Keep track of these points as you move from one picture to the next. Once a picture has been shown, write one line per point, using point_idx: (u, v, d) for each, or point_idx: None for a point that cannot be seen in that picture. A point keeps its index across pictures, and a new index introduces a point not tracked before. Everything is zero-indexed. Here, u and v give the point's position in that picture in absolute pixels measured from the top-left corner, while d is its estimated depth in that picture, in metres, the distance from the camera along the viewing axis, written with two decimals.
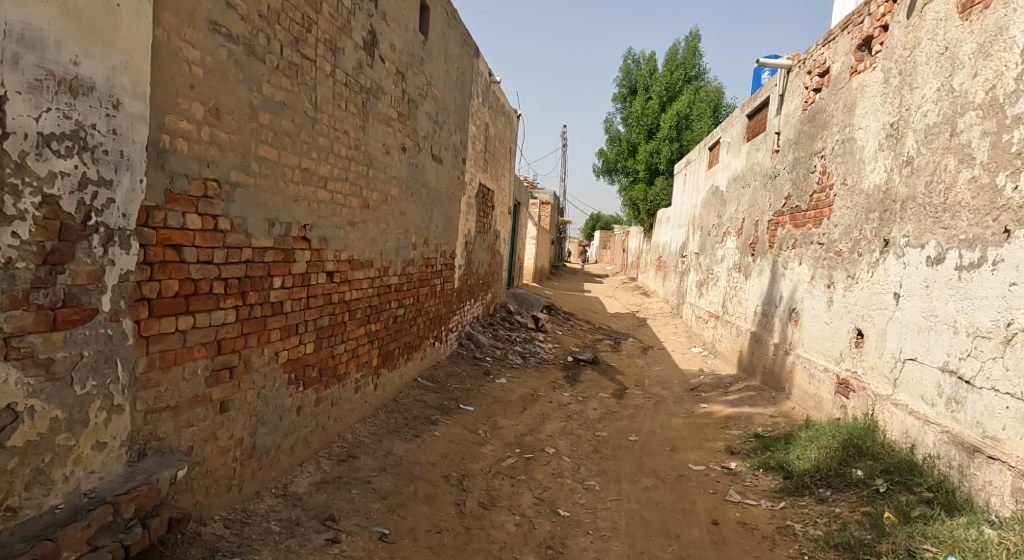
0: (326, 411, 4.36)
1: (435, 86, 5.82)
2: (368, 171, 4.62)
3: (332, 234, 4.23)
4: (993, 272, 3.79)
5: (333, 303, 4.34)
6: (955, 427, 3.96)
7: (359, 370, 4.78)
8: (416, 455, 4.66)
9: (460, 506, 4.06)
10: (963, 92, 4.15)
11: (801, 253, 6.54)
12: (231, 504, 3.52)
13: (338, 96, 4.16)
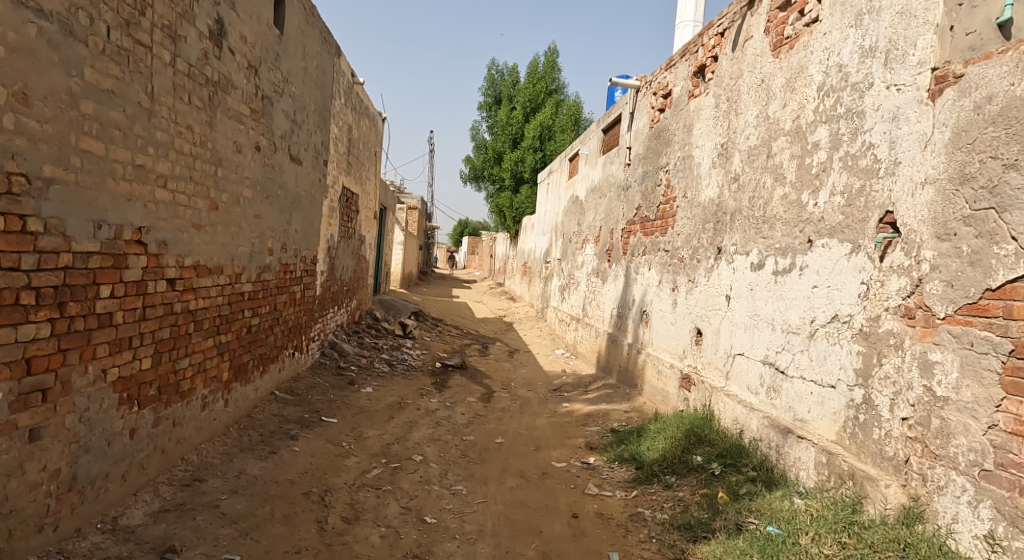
0: (167, 433, 4.11)
1: (292, 84, 5.68)
2: (216, 171, 4.42)
3: (174, 238, 4.01)
4: (801, 276, 4.30)
5: (175, 313, 4.11)
6: (774, 412, 4.51)
7: (206, 386, 4.55)
8: (273, 474, 4.52)
9: (321, 523, 4.00)
10: (776, 119, 4.75)
11: (650, 260, 7.10)
12: (43, 546, 3.23)
13: (179, 87, 3.96)
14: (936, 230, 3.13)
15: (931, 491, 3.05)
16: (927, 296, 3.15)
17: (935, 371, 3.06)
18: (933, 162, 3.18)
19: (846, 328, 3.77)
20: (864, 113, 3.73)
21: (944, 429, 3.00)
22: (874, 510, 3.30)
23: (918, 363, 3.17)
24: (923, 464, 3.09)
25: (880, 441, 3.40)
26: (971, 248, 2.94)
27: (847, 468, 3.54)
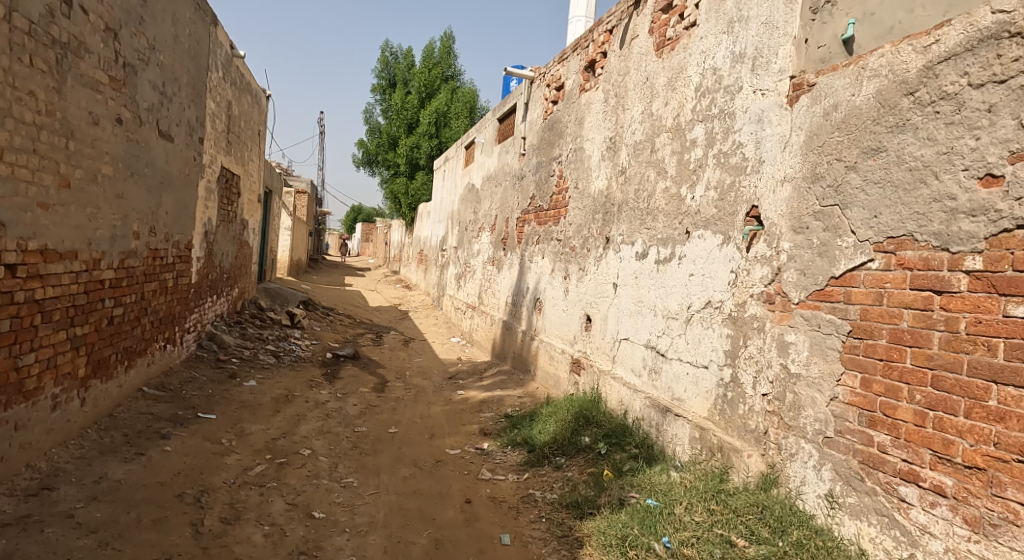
0: (7, 437, 3.76)
1: (160, 52, 5.30)
2: (67, 144, 4.08)
3: (12, 218, 3.67)
4: (679, 265, 4.58)
5: (17, 304, 3.77)
6: (655, 392, 4.80)
7: (57, 384, 4.20)
8: (140, 477, 4.24)
9: (197, 526, 3.82)
10: (659, 116, 5.02)
11: (543, 248, 7.29)
12: None
13: (17, 45, 3.61)
14: (793, 224, 3.44)
15: (784, 458, 3.37)
16: (784, 284, 3.47)
17: (790, 351, 3.37)
18: (791, 162, 3.50)
19: (718, 313, 4.08)
20: (734, 114, 4.03)
21: (795, 402, 3.31)
22: (738, 478, 3.62)
23: (776, 343, 3.49)
24: (779, 434, 3.41)
25: (744, 415, 3.71)
26: (820, 240, 3.25)
27: (717, 442, 3.85)
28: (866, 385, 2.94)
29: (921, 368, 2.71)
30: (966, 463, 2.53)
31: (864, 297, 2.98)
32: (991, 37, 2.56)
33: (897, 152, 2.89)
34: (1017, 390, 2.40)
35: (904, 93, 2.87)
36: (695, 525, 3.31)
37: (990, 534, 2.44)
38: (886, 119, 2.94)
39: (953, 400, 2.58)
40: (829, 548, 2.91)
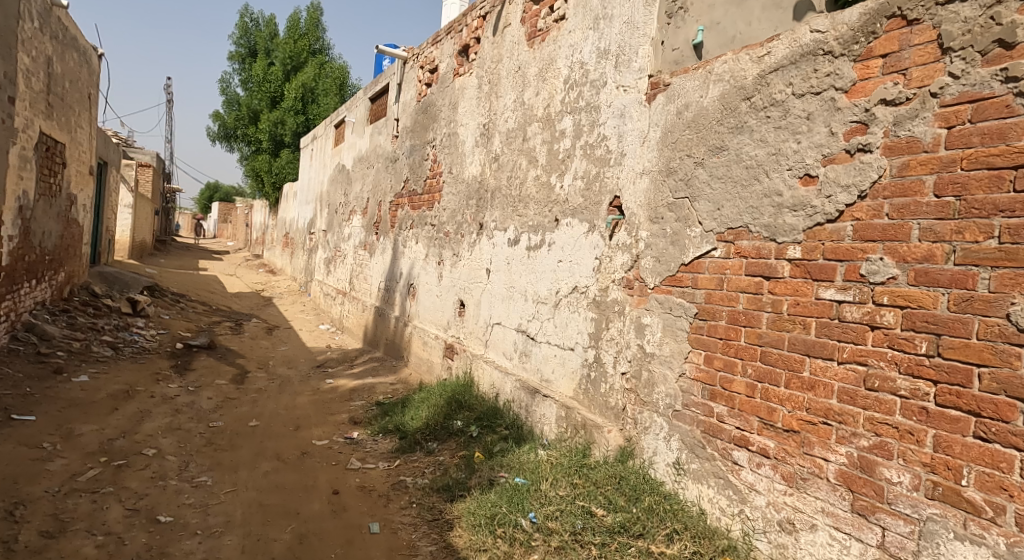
0: None
1: None
2: None
3: None
4: (549, 251, 4.74)
5: None
6: (525, 374, 4.95)
7: None
8: None
9: (10, 543, 3.44)
10: (530, 105, 5.15)
11: (417, 233, 7.23)
12: None
13: None
14: (650, 214, 3.69)
15: (639, 432, 3.63)
16: (642, 270, 3.71)
17: (646, 332, 3.62)
18: (649, 156, 3.73)
19: (583, 298, 4.28)
20: (599, 108, 4.22)
21: (650, 379, 3.57)
22: (598, 453, 3.85)
23: (634, 325, 3.74)
24: (635, 409, 3.67)
25: (605, 393, 3.95)
26: (672, 230, 3.51)
27: (580, 419, 4.07)
28: (708, 361, 3.23)
29: (752, 345, 3.01)
30: (785, 427, 2.83)
31: (709, 282, 3.26)
32: (810, 54, 2.84)
33: (736, 151, 3.17)
34: (824, 361, 2.70)
35: (742, 98, 3.15)
36: (559, 500, 3.48)
37: (802, 487, 2.74)
38: (728, 121, 3.22)
39: (776, 372, 2.89)
40: (675, 511, 3.19)
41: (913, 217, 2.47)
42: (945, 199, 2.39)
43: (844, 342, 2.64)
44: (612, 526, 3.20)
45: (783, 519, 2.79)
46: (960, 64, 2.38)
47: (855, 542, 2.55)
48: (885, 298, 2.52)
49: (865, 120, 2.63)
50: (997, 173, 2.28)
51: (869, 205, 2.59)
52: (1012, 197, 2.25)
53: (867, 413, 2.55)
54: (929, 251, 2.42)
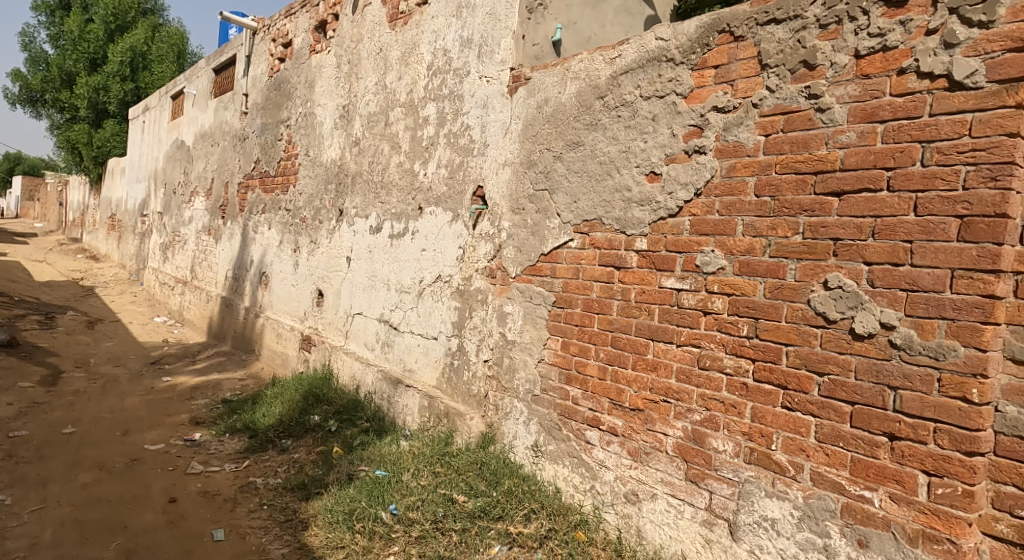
0: None
1: None
2: None
3: None
4: (412, 240, 4.68)
5: None
6: (387, 365, 4.86)
7: None
8: None
9: None
10: (393, 90, 5.03)
11: (270, 219, 6.80)
12: None
13: None
14: (512, 204, 3.78)
15: (501, 417, 3.73)
16: (504, 260, 3.79)
17: (507, 320, 3.72)
18: (510, 148, 3.82)
19: (446, 287, 4.28)
20: (463, 97, 4.23)
21: (511, 365, 3.68)
22: (460, 440, 3.89)
23: (496, 314, 3.81)
24: (496, 396, 3.76)
25: (468, 381, 4.01)
26: (533, 221, 3.63)
27: (443, 408, 4.08)
28: (565, 347, 3.39)
29: (604, 331, 3.19)
30: (631, 406, 3.04)
31: (566, 271, 3.41)
32: (654, 59, 3.04)
33: (591, 147, 3.34)
34: (665, 344, 2.93)
35: (597, 96, 3.32)
36: (419, 490, 3.47)
37: (645, 461, 2.96)
38: (583, 118, 3.38)
39: (624, 356, 3.09)
40: (533, 491, 3.32)
41: (738, 214, 2.72)
42: (763, 198, 2.64)
43: (682, 326, 2.87)
44: (472, 511, 3.25)
45: (629, 491, 3.00)
46: (775, 79, 2.63)
47: (687, 506, 2.79)
48: (715, 286, 2.77)
49: (700, 124, 2.86)
50: (802, 177, 2.53)
51: (703, 202, 2.83)
52: (813, 199, 2.49)
53: (699, 390, 2.79)
54: (750, 245, 2.67)
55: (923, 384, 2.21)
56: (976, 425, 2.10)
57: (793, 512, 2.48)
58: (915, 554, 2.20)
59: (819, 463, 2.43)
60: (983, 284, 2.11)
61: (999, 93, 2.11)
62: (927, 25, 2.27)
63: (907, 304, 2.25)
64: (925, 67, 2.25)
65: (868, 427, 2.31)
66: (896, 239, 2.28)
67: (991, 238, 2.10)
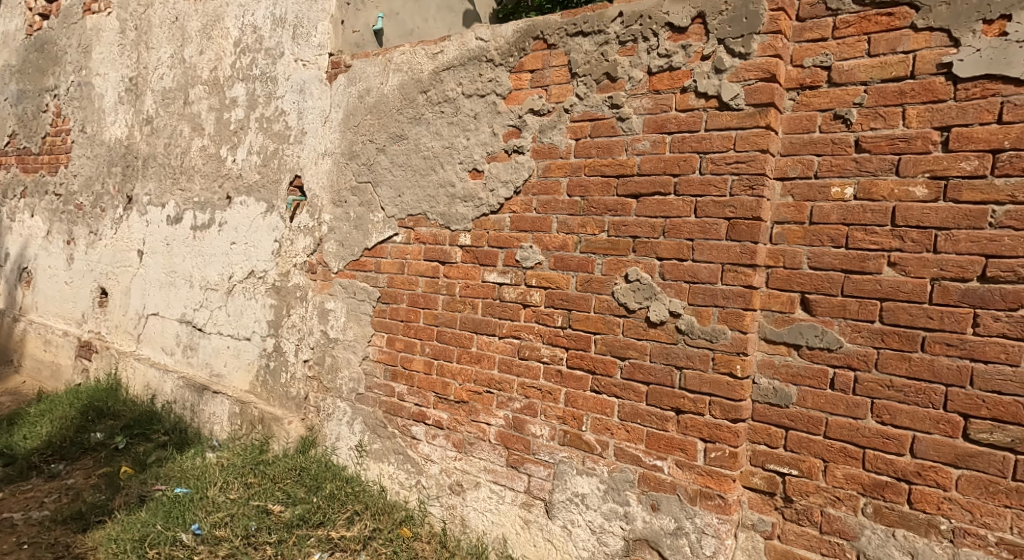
0: None
1: None
2: None
3: None
4: (219, 232, 4.26)
5: None
6: (189, 371, 4.38)
7: None
8: None
9: None
10: (192, 65, 4.51)
11: (32, 205, 5.74)
12: None
13: None
14: (333, 196, 3.62)
15: (322, 419, 3.58)
16: (325, 254, 3.62)
17: (329, 317, 3.57)
18: (330, 137, 3.65)
19: (261, 283, 3.96)
20: (276, 80, 3.94)
21: (333, 364, 3.54)
22: (277, 446, 3.66)
23: (317, 311, 3.63)
24: (317, 397, 3.60)
25: (285, 384, 3.77)
26: (356, 214, 3.51)
27: (257, 413, 3.80)
28: (391, 343, 3.33)
29: (431, 326, 3.20)
30: (457, 399, 3.08)
31: (391, 266, 3.36)
32: (476, 59, 3.10)
33: (414, 142, 3.31)
34: (489, 337, 3.00)
35: (420, 91, 3.30)
36: (228, 504, 3.20)
37: (469, 451, 3.02)
38: (406, 111, 3.34)
39: (450, 349, 3.12)
40: (356, 493, 3.24)
41: (553, 212, 2.83)
42: (574, 198, 2.77)
43: (504, 319, 2.96)
44: (289, 520, 3.07)
45: (453, 482, 3.05)
46: (583, 87, 2.77)
47: (508, 491, 2.88)
48: (534, 280, 2.87)
49: (518, 125, 2.96)
50: (607, 180, 2.68)
51: (523, 200, 2.93)
52: (616, 200, 2.65)
53: (519, 379, 2.89)
54: (563, 241, 2.79)
55: (700, 362, 2.42)
56: (739, 396, 2.33)
57: (600, 486, 2.62)
58: (693, 511, 2.40)
59: (621, 439, 2.59)
60: (744, 276, 2.33)
61: (754, 115, 2.34)
62: (702, 51, 2.48)
63: (689, 294, 2.45)
64: (701, 88, 2.46)
65: (659, 404, 2.50)
66: (681, 238, 2.47)
67: (749, 237, 2.32)
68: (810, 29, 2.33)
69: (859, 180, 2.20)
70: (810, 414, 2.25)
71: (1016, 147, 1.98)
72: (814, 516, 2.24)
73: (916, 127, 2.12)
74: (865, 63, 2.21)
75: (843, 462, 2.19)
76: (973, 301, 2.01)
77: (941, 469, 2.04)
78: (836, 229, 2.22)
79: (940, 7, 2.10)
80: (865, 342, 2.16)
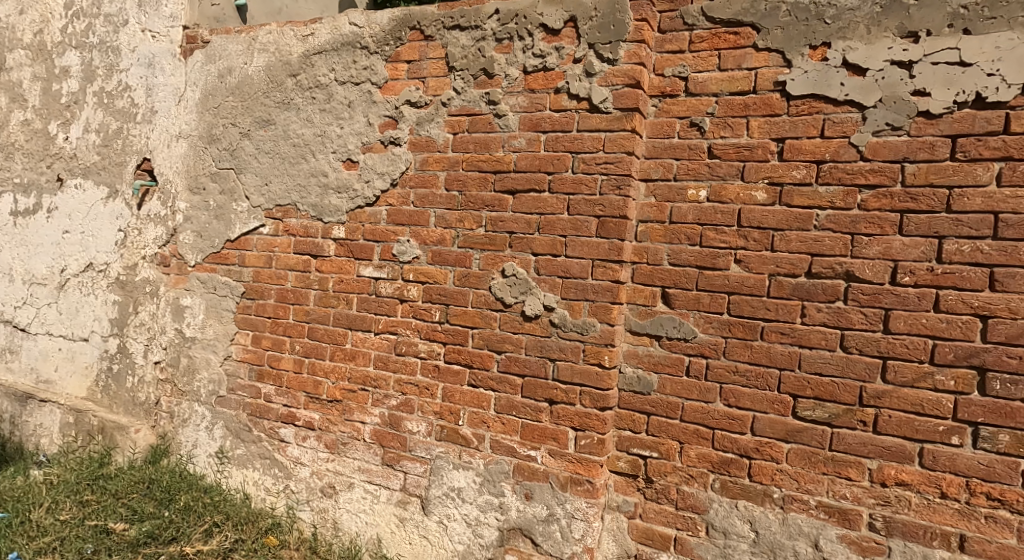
0: None
1: None
2: None
3: None
4: (48, 219, 3.74)
5: None
6: (9, 377, 3.83)
7: None
8: None
9: None
10: (10, 25, 3.91)
11: None
12: None
13: None
14: (189, 183, 3.32)
15: (177, 425, 3.29)
16: (180, 246, 3.33)
17: (185, 315, 3.29)
18: (186, 118, 3.35)
19: (101, 277, 3.54)
20: (119, 50, 3.53)
21: (189, 366, 3.26)
22: (122, 458, 3.31)
23: (170, 308, 3.33)
24: (171, 402, 3.31)
25: (132, 388, 3.42)
26: (216, 203, 3.25)
27: (97, 423, 3.40)
28: (256, 342, 3.14)
29: (300, 323, 3.05)
30: (329, 398, 2.96)
31: (256, 260, 3.15)
32: (350, 44, 2.98)
33: (283, 128, 3.13)
34: (364, 333, 2.92)
35: (288, 74, 3.11)
36: (57, 526, 2.83)
37: (342, 452, 2.92)
38: (274, 95, 3.14)
39: (322, 347, 2.99)
40: (216, 503, 3.01)
41: (431, 206, 2.80)
42: (451, 192, 2.76)
43: (380, 315, 2.89)
44: (135, 538, 2.78)
45: (325, 484, 2.94)
46: (460, 82, 2.76)
47: (383, 490, 2.82)
48: (411, 275, 2.83)
49: (394, 116, 2.89)
50: (484, 176, 2.70)
51: (400, 193, 2.87)
52: (493, 195, 2.68)
53: (396, 376, 2.84)
54: (441, 235, 2.77)
55: (572, 354, 2.51)
56: (607, 385, 2.45)
57: (476, 478, 2.64)
58: (564, 497, 2.49)
59: (497, 431, 2.63)
60: (612, 271, 2.45)
61: (620, 119, 2.46)
62: (574, 54, 2.56)
63: (562, 289, 2.53)
64: (573, 89, 2.54)
65: (534, 396, 2.57)
66: (554, 234, 2.55)
67: (616, 235, 2.45)
68: (670, 41, 2.49)
69: (712, 183, 2.39)
70: (669, 400, 2.43)
71: (835, 159, 2.23)
72: (671, 494, 2.41)
73: (758, 137, 2.34)
74: (716, 76, 2.41)
75: (696, 443, 2.38)
76: (801, 295, 2.25)
77: (775, 444, 2.28)
78: (692, 228, 2.41)
79: (777, 30, 2.32)
80: (715, 332, 2.36)
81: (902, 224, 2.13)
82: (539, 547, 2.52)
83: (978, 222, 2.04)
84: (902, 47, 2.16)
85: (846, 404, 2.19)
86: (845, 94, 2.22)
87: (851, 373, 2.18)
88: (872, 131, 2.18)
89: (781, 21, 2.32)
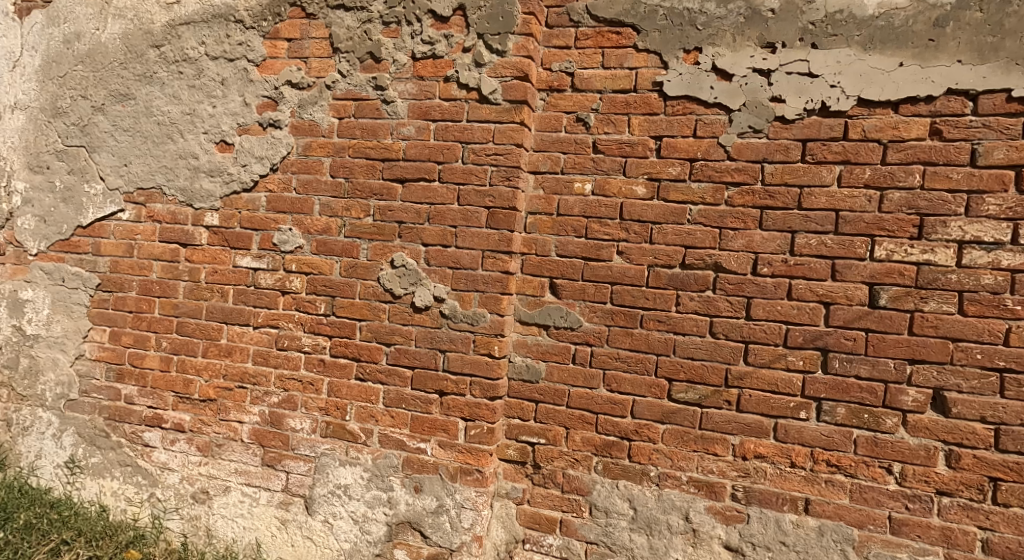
0: None
1: None
2: None
3: None
4: None
5: None
6: None
7: None
8: None
9: None
10: None
11: None
12: None
13: None
14: (28, 161, 2.94)
15: (16, 435, 2.92)
16: (18, 232, 2.94)
17: (25, 310, 2.92)
18: (24, 87, 2.95)
19: None
20: None
21: (32, 367, 2.91)
22: None
23: (7, 302, 2.94)
24: (7, 409, 2.93)
25: None
26: (63, 184, 2.90)
27: None
28: (114, 338, 2.86)
29: (167, 317, 2.81)
30: (202, 398, 2.76)
31: (114, 248, 2.86)
32: (222, 17, 2.76)
33: (144, 103, 2.84)
34: (240, 327, 2.74)
35: (150, 44, 2.83)
36: None
37: (216, 454, 2.74)
38: (133, 66, 2.85)
39: (193, 343, 2.78)
40: (65, 518, 2.70)
41: (315, 193, 2.67)
42: (337, 179, 2.65)
43: (259, 307, 2.73)
44: None
45: (197, 490, 2.74)
46: (346, 64, 2.65)
47: (262, 492, 2.68)
48: (293, 265, 2.69)
49: (273, 97, 2.72)
50: (372, 163, 2.62)
51: (280, 178, 2.71)
52: (381, 184, 2.61)
53: (277, 371, 2.70)
54: (326, 224, 2.66)
55: (462, 345, 2.51)
56: (496, 374, 2.48)
57: (363, 474, 2.58)
58: (454, 488, 2.49)
59: (386, 426, 2.57)
60: (502, 262, 2.48)
61: (509, 111, 2.48)
62: (463, 43, 2.54)
63: (453, 280, 2.52)
64: (463, 79, 2.53)
65: (424, 388, 2.54)
66: (445, 225, 2.53)
67: (506, 226, 2.48)
68: (557, 36, 2.54)
69: (596, 177, 2.48)
70: (556, 387, 2.50)
71: (706, 158, 2.39)
72: (557, 478, 2.50)
73: (639, 134, 2.45)
74: (600, 74, 2.50)
75: (581, 428, 2.48)
76: (676, 285, 2.40)
77: (652, 426, 2.42)
78: (578, 220, 2.49)
79: (655, 33, 2.45)
80: (599, 321, 2.46)
81: (762, 219, 2.34)
82: (428, 540, 2.51)
83: (823, 219, 2.28)
84: (762, 57, 2.35)
85: (714, 385, 2.37)
86: (714, 98, 2.39)
87: (718, 356, 2.36)
88: (737, 133, 2.37)
89: (659, 25, 2.44)
